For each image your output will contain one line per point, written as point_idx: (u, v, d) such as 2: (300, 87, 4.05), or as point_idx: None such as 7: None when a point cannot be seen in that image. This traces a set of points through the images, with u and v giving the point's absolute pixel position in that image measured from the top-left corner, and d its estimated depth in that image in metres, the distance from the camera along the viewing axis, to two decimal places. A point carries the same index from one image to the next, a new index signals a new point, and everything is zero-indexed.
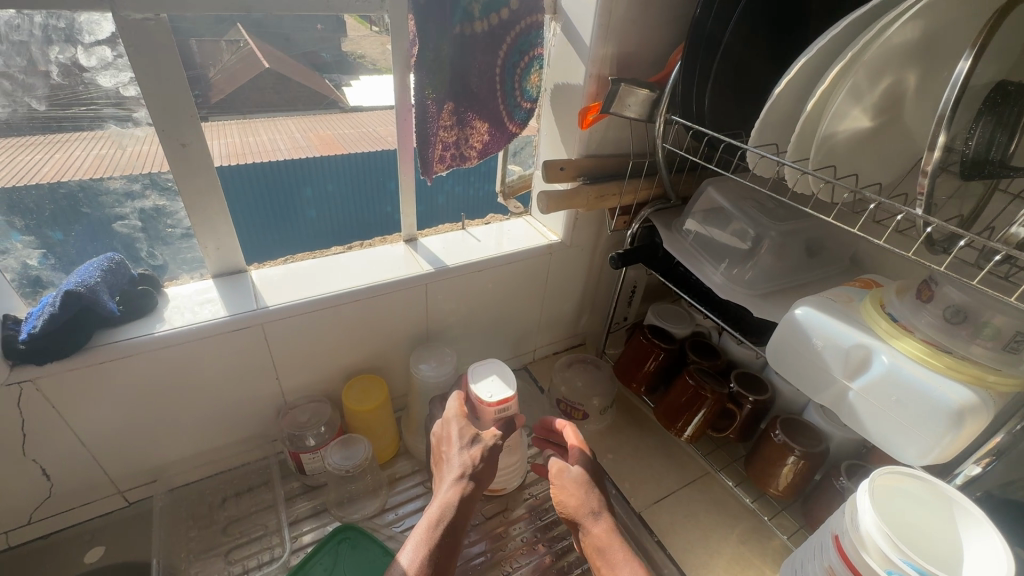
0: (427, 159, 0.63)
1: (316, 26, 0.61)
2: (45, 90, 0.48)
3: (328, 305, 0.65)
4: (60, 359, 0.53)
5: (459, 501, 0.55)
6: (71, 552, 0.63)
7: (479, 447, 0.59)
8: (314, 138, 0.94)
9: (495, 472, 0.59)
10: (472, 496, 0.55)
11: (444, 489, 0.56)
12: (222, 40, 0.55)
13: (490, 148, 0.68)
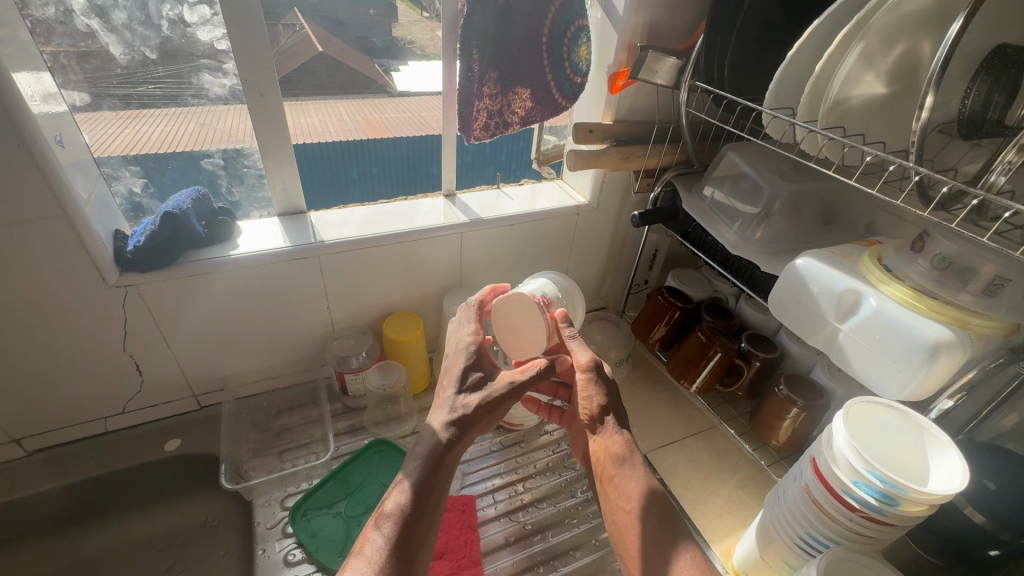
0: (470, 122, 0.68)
1: (368, 10, 0.71)
2: (157, 41, 0.58)
3: (375, 244, 0.73)
4: (156, 270, 0.63)
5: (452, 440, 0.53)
6: (154, 441, 0.75)
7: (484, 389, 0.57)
8: (361, 122, 0.87)
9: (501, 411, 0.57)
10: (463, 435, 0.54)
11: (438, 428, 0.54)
12: (282, 22, 0.64)
13: (533, 117, 0.72)
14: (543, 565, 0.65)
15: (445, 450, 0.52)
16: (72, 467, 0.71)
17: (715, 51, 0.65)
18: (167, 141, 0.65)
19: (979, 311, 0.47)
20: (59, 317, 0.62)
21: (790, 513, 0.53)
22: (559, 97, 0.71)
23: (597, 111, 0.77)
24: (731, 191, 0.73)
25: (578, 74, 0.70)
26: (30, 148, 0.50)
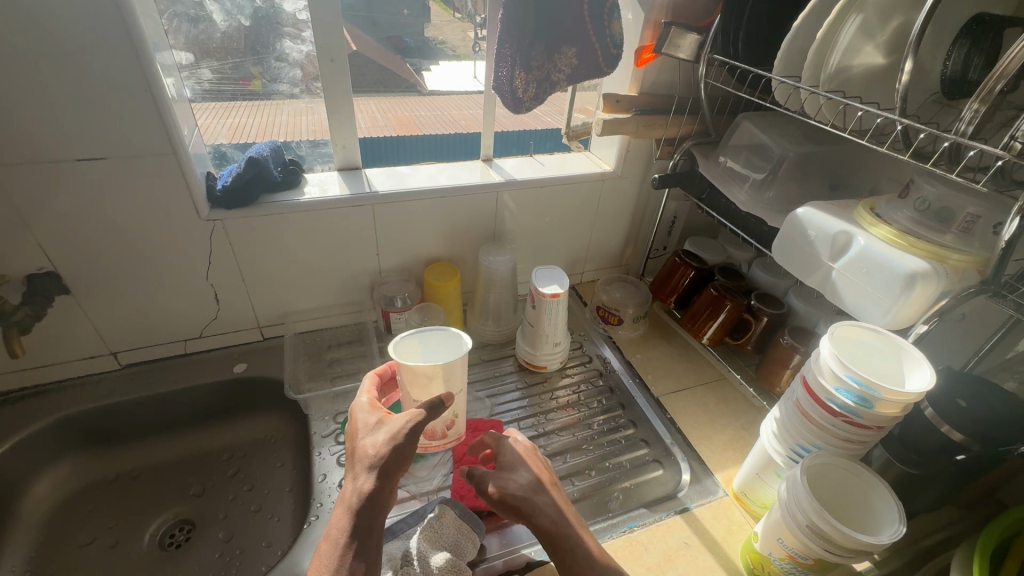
0: (515, 92, 0.73)
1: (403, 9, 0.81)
2: (251, 10, 0.70)
3: (421, 197, 0.83)
4: (239, 208, 0.74)
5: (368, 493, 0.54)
6: (224, 363, 0.86)
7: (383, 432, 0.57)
8: (394, 118, 0.99)
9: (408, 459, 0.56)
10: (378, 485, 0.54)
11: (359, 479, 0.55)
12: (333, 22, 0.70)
13: (578, 76, 0.76)
14: (562, 479, 0.74)
15: (363, 525, 0.53)
16: (159, 381, 0.82)
17: (730, 29, 0.73)
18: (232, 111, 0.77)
19: (957, 249, 0.53)
20: (157, 244, 0.73)
21: (782, 428, 0.60)
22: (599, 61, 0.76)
23: (624, 81, 0.85)
24: (744, 156, 0.80)
25: (614, 44, 0.74)
26: (153, 94, 0.61)
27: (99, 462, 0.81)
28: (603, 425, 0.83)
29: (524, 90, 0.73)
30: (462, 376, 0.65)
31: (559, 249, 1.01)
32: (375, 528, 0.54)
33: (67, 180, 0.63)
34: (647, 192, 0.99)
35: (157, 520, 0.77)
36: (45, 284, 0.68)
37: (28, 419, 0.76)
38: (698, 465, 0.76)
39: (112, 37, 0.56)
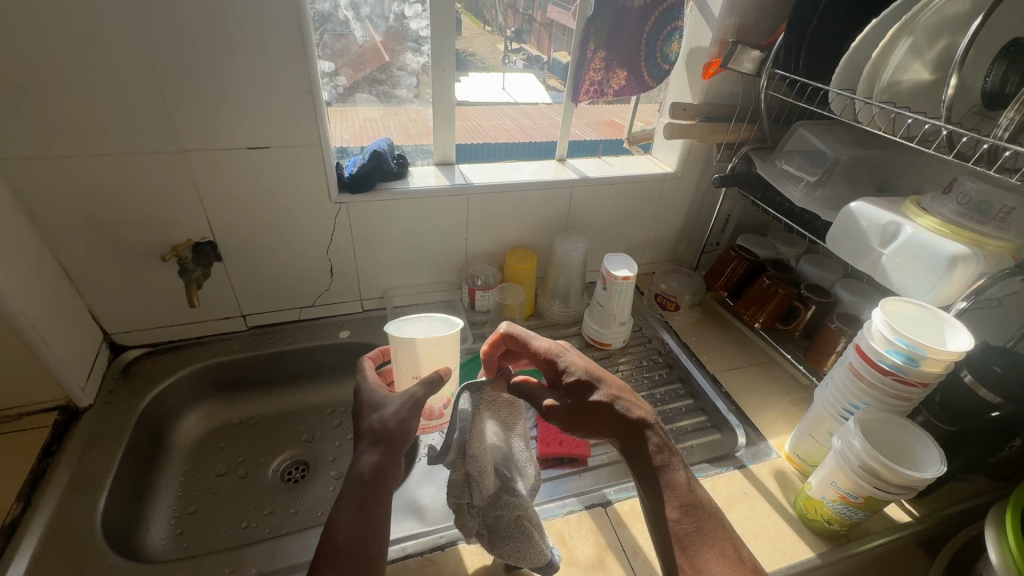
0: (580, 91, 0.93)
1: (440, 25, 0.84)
2: (384, 29, 0.82)
3: (507, 189, 0.95)
4: (362, 194, 0.87)
5: (371, 467, 0.56)
6: (332, 330, 0.99)
7: (389, 408, 0.60)
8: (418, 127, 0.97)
9: (411, 432, 0.59)
10: (383, 457, 0.57)
11: (357, 457, 0.58)
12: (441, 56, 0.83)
13: (625, 91, 0.96)
14: None
15: (369, 483, 0.55)
16: (279, 342, 0.96)
17: (794, 44, 0.83)
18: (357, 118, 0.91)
19: (994, 237, 0.62)
20: (293, 223, 0.86)
21: (835, 390, 0.70)
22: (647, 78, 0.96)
23: (690, 92, 0.96)
24: (799, 159, 0.90)
25: (662, 61, 0.94)
26: (313, 97, 0.75)
27: (227, 409, 0.94)
28: (663, 395, 0.93)
29: (584, 92, 0.94)
30: (456, 347, 0.68)
31: (620, 241, 1.11)
32: (374, 508, 0.55)
33: (237, 165, 0.77)
34: (703, 191, 1.09)
35: (277, 459, 0.90)
36: (208, 252, 0.82)
37: (177, 367, 0.90)
38: (752, 432, 0.86)
39: (291, 51, 0.70)
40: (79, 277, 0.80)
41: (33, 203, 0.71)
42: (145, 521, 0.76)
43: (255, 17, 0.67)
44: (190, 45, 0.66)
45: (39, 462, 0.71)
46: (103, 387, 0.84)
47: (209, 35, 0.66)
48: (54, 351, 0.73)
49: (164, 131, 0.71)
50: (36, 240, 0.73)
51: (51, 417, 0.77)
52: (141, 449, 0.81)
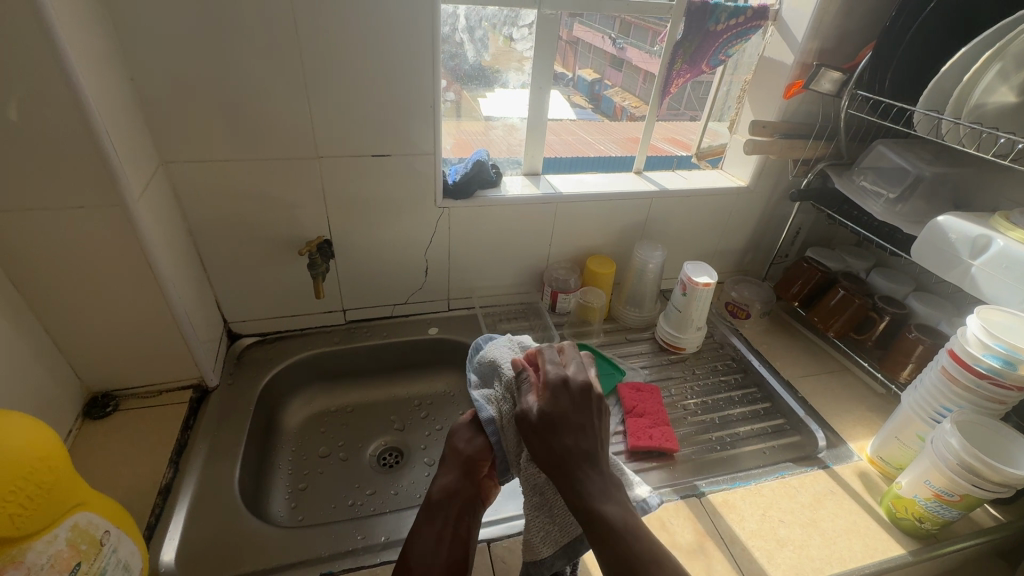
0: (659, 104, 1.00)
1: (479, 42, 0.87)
2: (493, 50, 0.89)
3: (593, 197, 1.00)
4: (463, 199, 0.94)
5: (454, 485, 0.68)
6: (422, 326, 1.06)
7: (477, 433, 0.72)
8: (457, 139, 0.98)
9: (493, 458, 0.71)
10: (467, 478, 0.69)
11: (444, 475, 0.69)
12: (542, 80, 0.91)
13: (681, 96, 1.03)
14: (714, 435, 0.88)
15: (451, 501, 0.67)
16: (374, 335, 1.02)
17: (880, 68, 0.88)
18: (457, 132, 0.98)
19: None
20: (400, 225, 0.93)
21: (926, 393, 0.74)
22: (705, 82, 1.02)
23: (768, 110, 1.01)
24: (877, 176, 0.94)
25: (721, 59, 0.98)
26: (435, 111, 0.82)
27: (326, 396, 1.01)
28: (741, 398, 0.97)
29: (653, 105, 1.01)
30: None
31: (690, 251, 1.16)
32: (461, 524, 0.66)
33: (361, 171, 0.85)
34: (774, 204, 1.13)
35: (373, 444, 0.96)
36: (327, 249, 0.90)
37: (286, 355, 0.97)
38: (832, 435, 0.89)
39: (421, 70, 0.78)
40: (213, 269, 0.88)
41: (187, 200, 0.80)
42: (267, 494, 0.83)
43: (395, 40, 0.75)
44: (339, 64, 0.74)
45: (182, 434, 0.79)
46: (225, 370, 0.91)
47: (355, 55, 0.74)
48: (197, 334, 0.81)
49: (304, 139, 0.79)
50: (186, 233, 0.81)
51: (186, 395, 0.84)
52: (260, 429, 0.88)
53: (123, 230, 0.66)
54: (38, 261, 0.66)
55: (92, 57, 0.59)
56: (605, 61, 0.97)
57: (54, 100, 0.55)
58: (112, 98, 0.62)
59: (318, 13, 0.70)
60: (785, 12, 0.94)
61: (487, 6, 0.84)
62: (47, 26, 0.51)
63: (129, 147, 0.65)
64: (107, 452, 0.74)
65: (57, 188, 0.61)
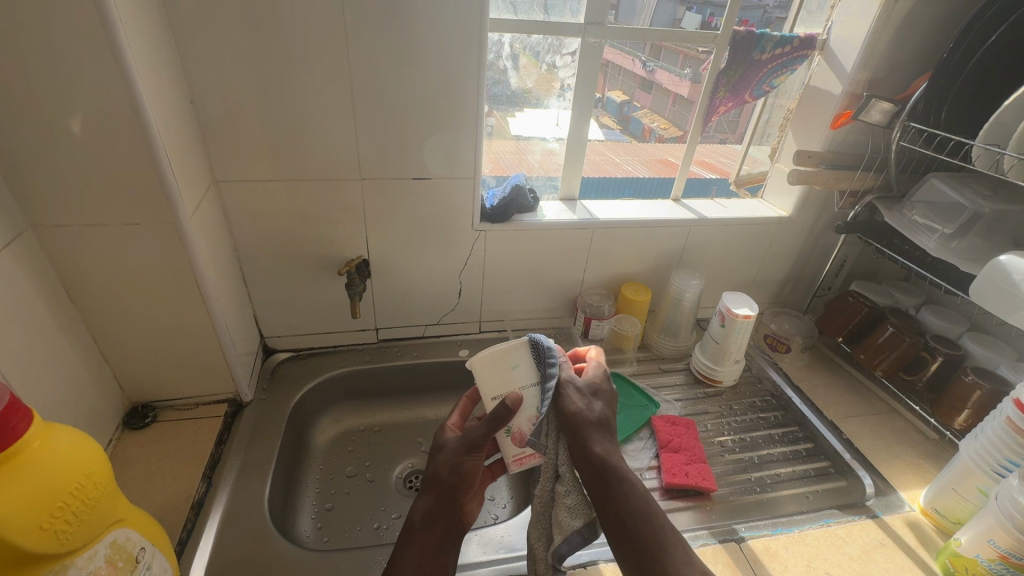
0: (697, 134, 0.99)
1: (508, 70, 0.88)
2: (535, 76, 0.90)
3: (630, 224, 0.99)
4: (500, 223, 0.94)
5: (423, 512, 0.64)
6: (453, 348, 1.05)
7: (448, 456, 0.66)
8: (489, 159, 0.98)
9: (462, 482, 0.65)
10: (438, 502, 0.64)
11: (419, 500, 0.65)
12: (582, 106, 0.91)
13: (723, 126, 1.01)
14: (752, 475, 0.84)
15: (422, 529, 0.63)
16: (405, 355, 1.02)
17: (936, 100, 0.85)
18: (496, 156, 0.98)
19: None
20: (436, 247, 0.94)
21: (989, 444, 0.69)
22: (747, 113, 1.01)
23: (814, 140, 0.99)
24: (930, 210, 0.90)
25: (768, 89, 0.97)
26: (477, 136, 0.83)
27: (355, 414, 1.01)
28: (783, 436, 0.93)
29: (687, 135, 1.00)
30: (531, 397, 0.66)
31: (728, 280, 1.13)
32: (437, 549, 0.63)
33: (401, 193, 0.86)
34: (817, 236, 1.10)
35: (399, 466, 0.95)
36: (364, 269, 0.91)
37: (319, 371, 0.97)
38: (881, 481, 0.84)
39: (465, 96, 0.79)
40: (253, 285, 0.90)
41: (234, 218, 0.82)
42: (295, 512, 0.83)
43: (442, 67, 0.76)
44: (387, 89, 0.76)
45: (215, 448, 0.79)
46: (259, 385, 0.92)
47: (403, 81, 0.76)
48: (235, 349, 0.82)
49: (349, 161, 0.81)
50: (230, 250, 0.83)
51: (221, 409, 0.85)
52: (291, 446, 0.88)
53: (172, 247, 0.68)
54: (93, 274, 0.68)
55: (157, 82, 0.61)
56: (634, 84, 0.95)
57: (121, 122, 0.58)
58: (172, 120, 0.65)
59: (369, 41, 0.72)
60: (833, 42, 0.93)
61: (531, 34, 0.85)
62: (119, 53, 0.54)
63: (185, 167, 0.67)
64: (144, 463, 0.75)
65: (116, 205, 0.63)
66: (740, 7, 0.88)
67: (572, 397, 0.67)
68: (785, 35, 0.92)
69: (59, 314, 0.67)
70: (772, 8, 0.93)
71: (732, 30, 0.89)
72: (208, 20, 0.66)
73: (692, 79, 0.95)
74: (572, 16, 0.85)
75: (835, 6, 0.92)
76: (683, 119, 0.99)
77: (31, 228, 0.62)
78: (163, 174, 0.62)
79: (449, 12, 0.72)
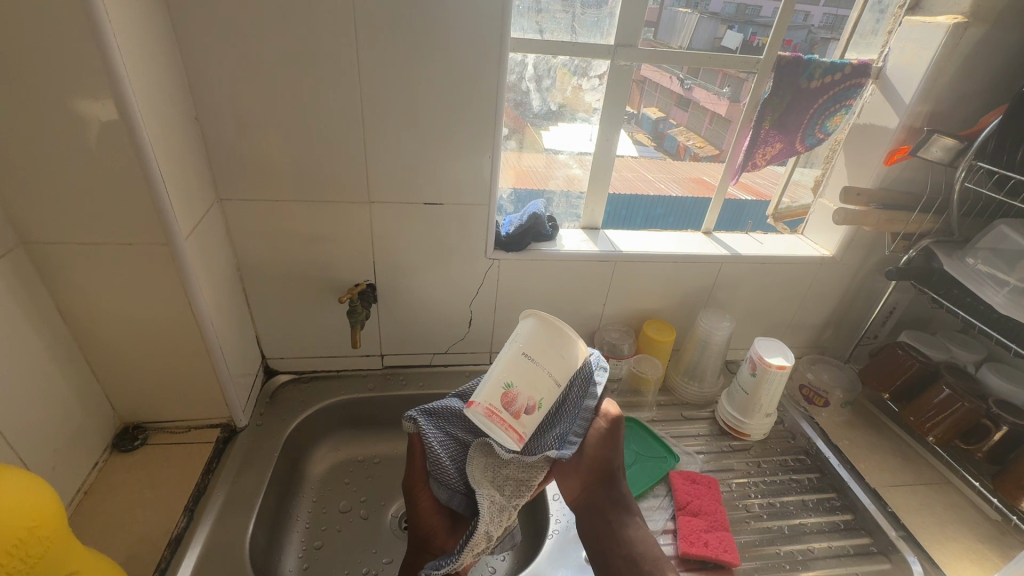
0: (742, 166, 0.90)
1: (531, 90, 0.82)
2: (560, 97, 0.84)
3: (655, 259, 0.92)
4: (515, 251, 0.88)
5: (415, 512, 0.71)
6: (461, 379, 1.00)
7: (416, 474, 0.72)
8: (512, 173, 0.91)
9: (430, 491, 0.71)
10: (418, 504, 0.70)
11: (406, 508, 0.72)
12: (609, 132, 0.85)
13: (772, 163, 0.92)
14: (782, 549, 0.75)
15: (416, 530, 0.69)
16: (410, 384, 0.97)
17: (1010, 138, 0.76)
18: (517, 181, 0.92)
19: None
20: (447, 273, 0.89)
21: None
22: (800, 150, 0.91)
23: (864, 175, 0.91)
24: (996, 257, 0.80)
25: (823, 132, 0.89)
26: (494, 161, 0.78)
27: (355, 444, 0.96)
28: (819, 505, 0.83)
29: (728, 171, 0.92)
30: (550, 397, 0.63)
31: (761, 323, 1.05)
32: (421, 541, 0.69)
33: (412, 218, 0.82)
34: (862, 279, 1.00)
35: (396, 504, 0.90)
36: (369, 295, 0.87)
37: (320, 397, 0.93)
38: (932, 568, 0.74)
39: (482, 119, 0.75)
40: (256, 306, 0.87)
41: (238, 238, 0.79)
42: (283, 550, 0.79)
43: (458, 89, 0.72)
44: (399, 111, 0.72)
45: (203, 478, 0.76)
46: (256, 409, 0.89)
47: (416, 103, 0.72)
48: (231, 373, 0.79)
49: (358, 184, 0.77)
50: (233, 270, 0.81)
51: (214, 434, 0.82)
52: (285, 477, 0.84)
53: (168, 268, 0.65)
54: (85, 292, 0.66)
55: (157, 100, 0.59)
56: (670, 101, 0.88)
57: (113, 141, 0.56)
58: (173, 139, 0.63)
59: (381, 58, 0.68)
60: (890, 70, 0.85)
61: (559, 54, 0.80)
62: (110, 70, 0.52)
63: (183, 187, 0.65)
64: (128, 489, 0.73)
65: (108, 224, 0.61)
66: (789, 27, 0.81)
67: (618, 432, 0.69)
68: (836, 61, 0.84)
69: (48, 332, 0.66)
70: (817, 28, 0.85)
71: (777, 54, 0.82)
72: (214, 36, 0.64)
73: (730, 98, 0.87)
74: (601, 37, 0.80)
75: (894, 31, 0.84)
76: (718, 138, 0.91)
77: (22, 244, 0.61)
78: (156, 195, 0.60)
79: (468, 32, 0.68)
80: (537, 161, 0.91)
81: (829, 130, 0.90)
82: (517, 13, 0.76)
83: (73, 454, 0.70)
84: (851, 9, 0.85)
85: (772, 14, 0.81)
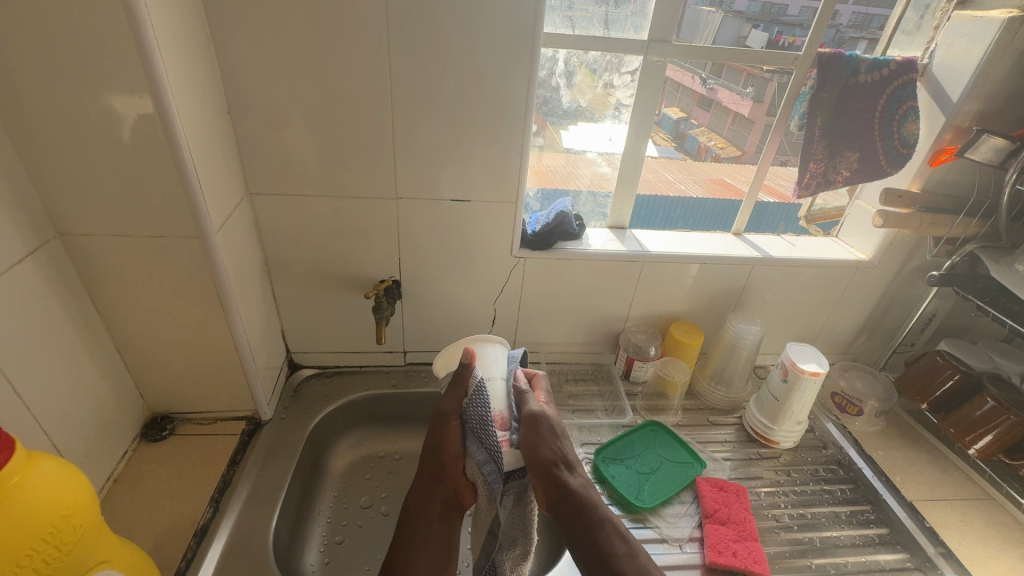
0: (799, 183, 0.85)
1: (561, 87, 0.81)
2: (590, 95, 0.83)
3: (684, 260, 0.90)
4: (542, 250, 0.87)
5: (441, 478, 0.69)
6: None
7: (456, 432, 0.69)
8: (535, 172, 0.90)
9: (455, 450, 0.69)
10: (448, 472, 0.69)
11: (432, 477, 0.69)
12: (639, 134, 0.85)
13: (856, 178, 0.85)
14: (813, 562, 0.73)
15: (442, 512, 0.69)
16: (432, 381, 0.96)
17: None
18: (543, 179, 0.91)
19: None
20: (472, 271, 0.88)
21: None
22: (882, 161, 0.83)
23: (906, 175, 0.88)
24: None
25: (905, 143, 0.82)
26: (522, 159, 0.77)
27: (376, 440, 0.96)
28: (850, 517, 0.80)
29: (802, 185, 0.85)
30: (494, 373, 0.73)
31: (790, 328, 1.02)
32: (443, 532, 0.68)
33: (438, 215, 0.81)
34: (900, 284, 0.97)
35: None
36: (394, 291, 0.86)
37: (342, 392, 0.94)
38: None
39: (510, 116, 0.74)
40: (282, 300, 0.87)
41: (266, 232, 0.79)
42: (305, 544, 0.79)
43: (487, 86, 0.71)
44: (429, 105, 0.71)
45: (228, 469, 0.76)
46: (281, 403, 0.89)
47: (446, 99, 0.71)
48: (257, 366, 0.79)
49: (386, 180, 0.77)
50: (261, 264, 0.81)
51: (240, 426, 0.83)
52: (308, 470, 0.84)
53: (200, 263, 0.66)
54: (118, 284, 0.67)
55: (191, 93, 0.60)
56: (693, 100, 0.85)
57: (148, 133, 0.56)
58: (206, 133, 0.63)
59: (412, 54, 0.67)
60: (936, 67, 0.81)
61: (588, 51, 0.78)
62: (146, 62, 0.52)
63: (215, 180, 0.65)
64: (154, 479, 0.74)
65: (142, 216, 0.62)
66: (824, 28, 0.79)
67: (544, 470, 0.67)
68: (879, 57, 0.79)
69: (82, 322, 0.67)
70: (846, 26, 0.81)
71: (816, 51, 0.79)
72: (246, 28, 0.64)
73: (754, 98, 0.85)
74: (633, 33, 0.78)
75: (940, 27, 0.80)
76: (741, 139, 0.89)
77: (59, 235, 0.62)
78: (190, 188, 0.60)
79: (500, 29, 0.67)
80: (558, 160, 0.89)
81: (912, 142, 0.82)
82: (547, 9, 0.75)
83: (104, 443, 0.71)
84: (892, 8, 0.82)
85: (799, 12, 0.79)
